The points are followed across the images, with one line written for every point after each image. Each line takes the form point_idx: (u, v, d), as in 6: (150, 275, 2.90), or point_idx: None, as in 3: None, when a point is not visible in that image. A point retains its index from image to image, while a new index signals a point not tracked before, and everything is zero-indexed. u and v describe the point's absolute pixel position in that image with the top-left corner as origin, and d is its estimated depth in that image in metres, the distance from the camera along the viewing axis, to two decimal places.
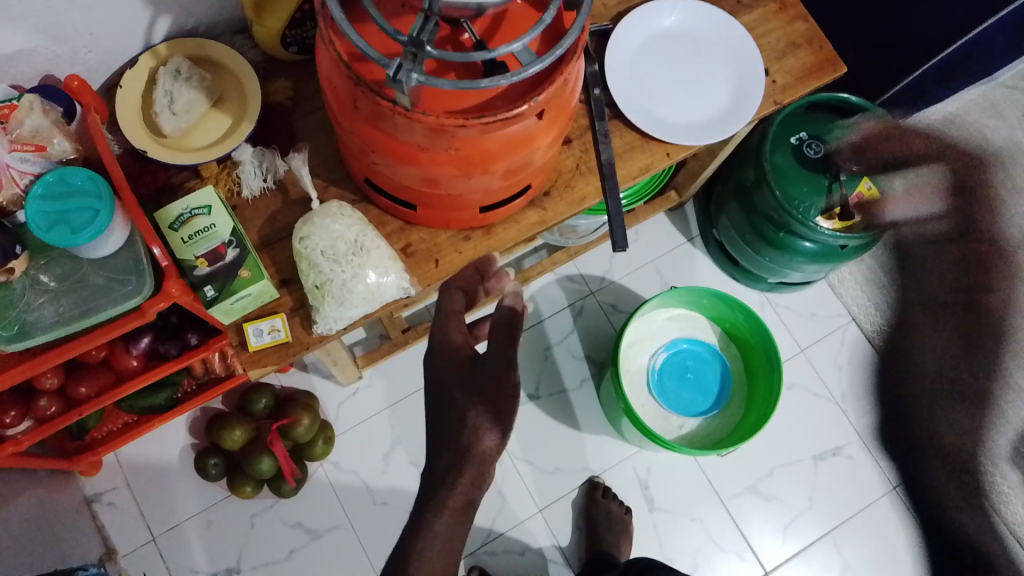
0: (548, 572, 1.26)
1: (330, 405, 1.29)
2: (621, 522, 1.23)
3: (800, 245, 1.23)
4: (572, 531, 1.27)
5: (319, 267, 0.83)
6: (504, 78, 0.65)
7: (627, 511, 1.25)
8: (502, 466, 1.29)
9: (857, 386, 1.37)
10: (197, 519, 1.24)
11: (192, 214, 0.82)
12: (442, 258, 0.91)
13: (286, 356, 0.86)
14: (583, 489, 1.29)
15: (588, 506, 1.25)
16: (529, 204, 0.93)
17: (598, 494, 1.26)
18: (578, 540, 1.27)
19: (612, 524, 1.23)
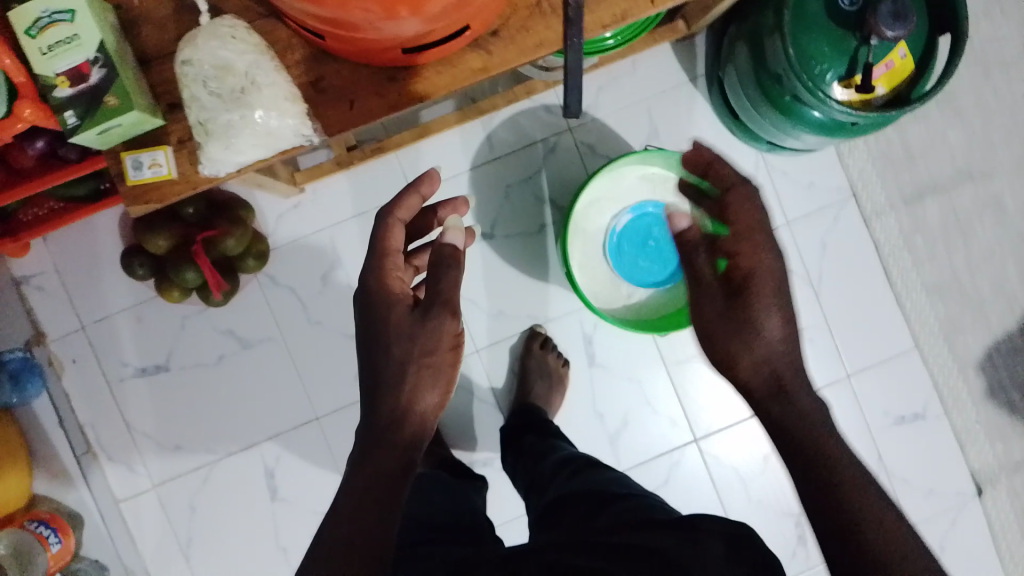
0: (478, 410, 1.25)
1: (269, 215, 1.21)
2: (556, 374, 1.20)
3: (806, 112, 1.06)
4: (506, 376, 1.25)
5: (201, 100, 0.71)
6: None
7: (564, 362, 1.22)
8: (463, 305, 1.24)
9: (836, 270, 1.27)
10: (127, 314, 1.21)
11: (51, 20, 0.68)
12: (360, 99, 0.77)
13: (169, 195, 0.76)
14: (524, 336, 1.24)
15: (524, 354, 1.21)
16: (471, 45, 0.78)
17: (536, 344, 1.21)
18: (511, 384, 1.25)
19: (544, 372, 1.19)
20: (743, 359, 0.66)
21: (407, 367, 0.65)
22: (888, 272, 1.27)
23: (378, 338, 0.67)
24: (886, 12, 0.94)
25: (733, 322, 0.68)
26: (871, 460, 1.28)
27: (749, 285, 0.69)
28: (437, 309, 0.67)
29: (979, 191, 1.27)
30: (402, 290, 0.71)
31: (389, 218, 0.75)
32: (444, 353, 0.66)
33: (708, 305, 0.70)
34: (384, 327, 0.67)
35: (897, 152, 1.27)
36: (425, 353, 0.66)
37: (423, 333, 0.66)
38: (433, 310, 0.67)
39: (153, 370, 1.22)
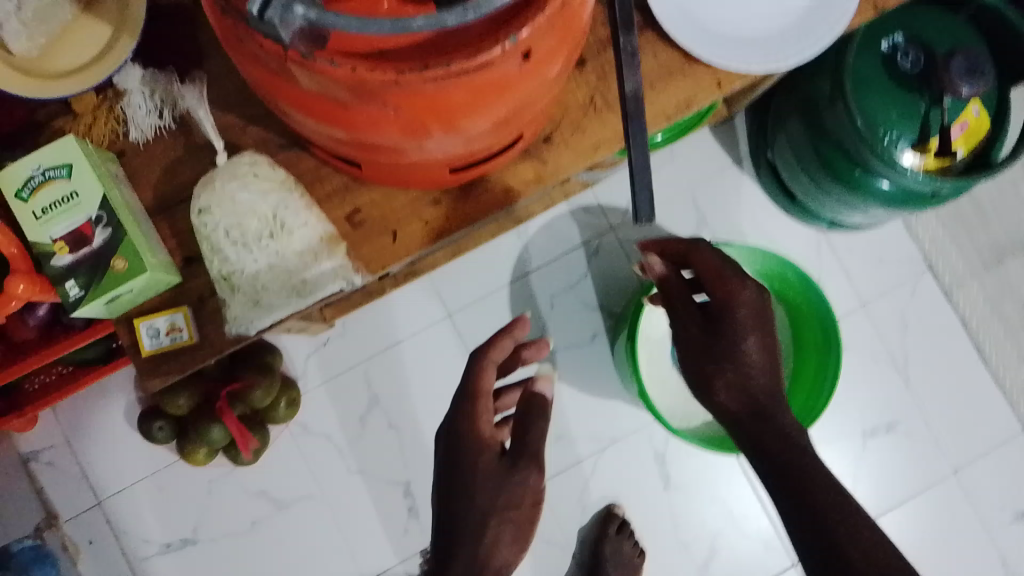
0: (546, 555, 1.10)
1: (295, 358, 1.11)
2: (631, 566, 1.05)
3: (876, 184, 0.96)
4: (571, 546, 1.10)
5: (222, 251, 0.60)
6: (452, 16, 0.39)
7: (639, 551, 1.07)
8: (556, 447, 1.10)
9: (924, 351, 1.14)
10: (147, 483, 1.09)
11: (44, 177, 0.59)
12: (402, 230, 0.67)
13: (190, 362, 0.65)
14: (596, 517, 1.10)
15: (598, 541, 1.07)
16: (520, 155, 0.69)
17: (612, 529, 1.07)
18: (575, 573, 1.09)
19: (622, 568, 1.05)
20: (717, 379, 0.63)
21: (489, 518, 0.57)
22: (981, 348, 1.15)
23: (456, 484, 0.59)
24: (960, 69, 0.87)
25: (713, 347, 0.64)
26: (996, 565, 1.12)
27: (727, 315, 0.64)
28: (524, 461, 0.60)
29: None
30: (490, 434, 0.62)
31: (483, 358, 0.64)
32: (528, 507, 0.59)
33: (688, 323, 0.66)
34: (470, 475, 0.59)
35: (968, 214, 1.16)
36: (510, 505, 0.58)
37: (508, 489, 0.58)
38: (519, 462, 0.60)
39: (178, 545, 1.08)
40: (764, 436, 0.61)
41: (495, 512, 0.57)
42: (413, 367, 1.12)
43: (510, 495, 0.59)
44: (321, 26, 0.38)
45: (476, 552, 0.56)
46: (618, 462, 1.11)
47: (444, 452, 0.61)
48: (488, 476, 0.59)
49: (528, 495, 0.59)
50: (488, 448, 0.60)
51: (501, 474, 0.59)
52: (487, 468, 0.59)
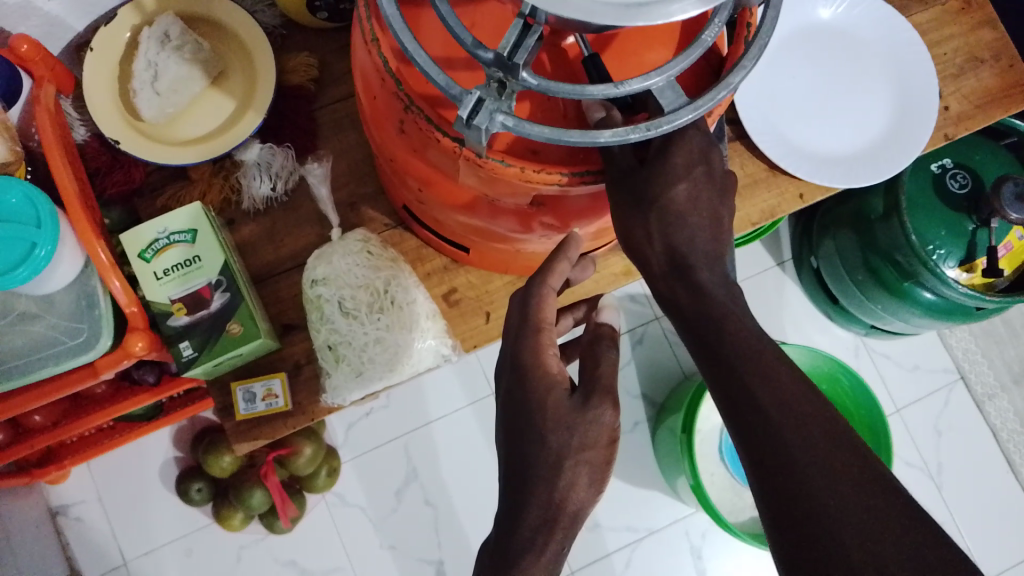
0: None
1: (338, 427, 1.10)
2: None
3: (922, 295, 0.99)
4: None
5: (333, 322, 0.62)
6: (637, 133, 0.41)
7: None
8: (604, 539, 1.10)
9: (956, 459, 1.16)
10: (176, 545, 1.07)
11: (169, 241, 0.61)
12: (495, 311, 0.69)
13: (282, 428, 0.66)
14: None
15: None
16: (614, 249, 0.72)
17: None
18: None
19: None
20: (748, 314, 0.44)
21: (562, 463, 0.49)
22: (1011, 460, 1.17)
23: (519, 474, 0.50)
24: (1009, 194, 0.91)
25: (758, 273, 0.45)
26: None
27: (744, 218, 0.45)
28: (597, 394, 0.51)
29: None
30: (558, 370, 0.52)
31: (542, 286, 0.53)
32: (603, 448, 0.50)
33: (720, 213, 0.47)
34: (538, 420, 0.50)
35: (999, 329, 1.20)
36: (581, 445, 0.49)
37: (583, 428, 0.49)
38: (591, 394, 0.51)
39: None
40: (716, 326, 0.45)
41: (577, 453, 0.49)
42: (454, 441, 1.11)
43: (585, 437, 0.49)
44: (517, 132, 0.41)
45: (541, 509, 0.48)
46: (653, 553, 1.11)
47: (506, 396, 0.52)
48: (558, 416, 0.50)
49: (606, 432, 0.50)
50: (558, 387, 0.51)
51: (570, 414, 0.50)
52: (555, 407, 0.50)
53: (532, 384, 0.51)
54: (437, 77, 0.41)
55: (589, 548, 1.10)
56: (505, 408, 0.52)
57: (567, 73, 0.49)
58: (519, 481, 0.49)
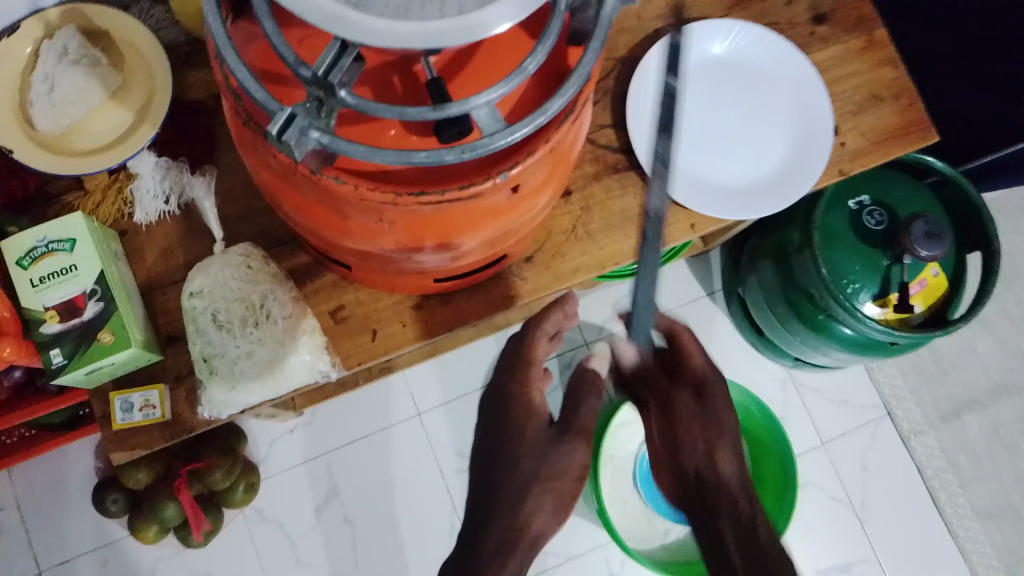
0: None
1: (261, 442, 1.10)
2: None
3: (840, 329, 1.00)
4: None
5: (207, 336, 0.63)
6: (452, 154, 0.44)
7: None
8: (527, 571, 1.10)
9: (882, 495, 1.16)
10: (91, 556, 1.06)
11: (48, 249, 0.62)
12: (382, 329, 0.70)
13: (159, 439, 0.65)
14: None
15: None
16: (504, 271, 0.72)
17: None
18: None
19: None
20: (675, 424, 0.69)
21: None
22: (936, 497, 1.16)
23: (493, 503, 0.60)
24: (920, 231, 0.92)
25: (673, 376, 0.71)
26: None
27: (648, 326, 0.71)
28: (570, 435, 0.64)
29: (1018, 406, 1.20)
30: (540, 405, 0.66)
31: (537, 330, 0.69)
32: (570, 482, 0.62)
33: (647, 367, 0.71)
34: (517, 442, 0.63)
35: (930, 366, 1.21)
36: (551, 478, 0.61)
37: (551, 461, 0.62)
38: (566, 434, 0.64)
39: None
40: None
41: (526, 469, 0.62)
42: (376, 461, 1.11)
43: (552, 468, 0.61)
44: (333, 148, 0.43)
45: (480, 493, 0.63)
46: None
47: (493, 417, 0.66)
48: (534, 444, 0.62)
49: (573, 466, 0.62)
50: (536, 417, 0.65)
51: (544, 445, 0.63)
52: (531, 438, 0.63)
53: (512, 411, 0.65)
54: (258, 95, 0.43)
55: None
56: (487, 425, 0.65)
57: (414, 94, 0.48)
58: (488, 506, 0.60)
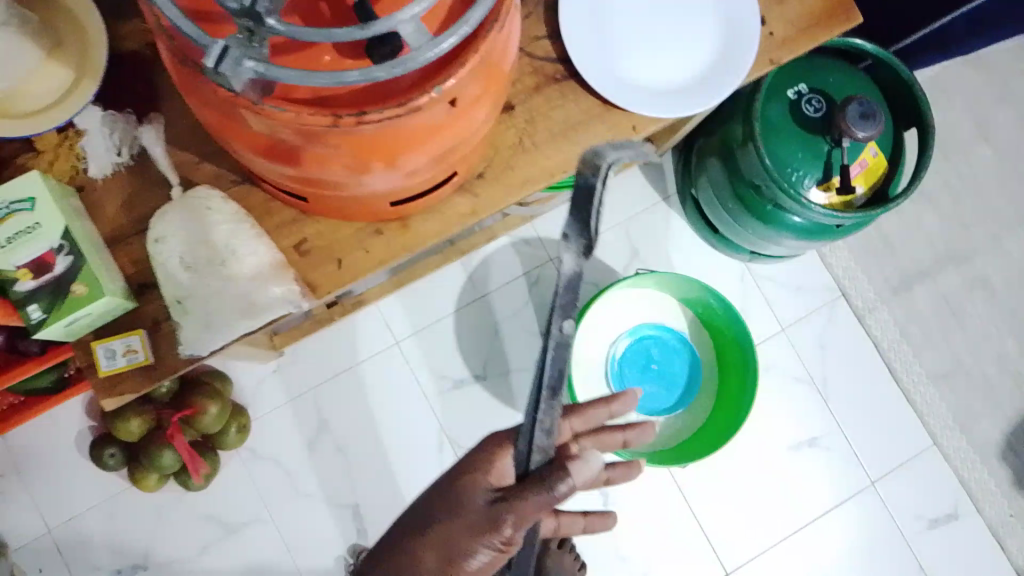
0: None
1: (246, 385, 1.13)
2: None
3: (788, 218, 1.04)
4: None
5: (178, 278, 0.66)
6: (383, 70, 0.46)
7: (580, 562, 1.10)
8: None
9: (842, 370, 1.23)
10: (97, 510, 1.10)
11: (10, 211, 0.64)
12: (347, 257, 0.73)
13: (148, 382, 0.69)
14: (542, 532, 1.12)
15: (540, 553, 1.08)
16: (457, 189, 0.75)
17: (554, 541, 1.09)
18: None
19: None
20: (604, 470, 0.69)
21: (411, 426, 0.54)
22: (892, 367, 1.23)
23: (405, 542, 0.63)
24: (855, 113, 0.96)
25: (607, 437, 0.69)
26: (913, 568, 1.19)
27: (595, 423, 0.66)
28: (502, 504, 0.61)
29: (963, 275, 1.26)
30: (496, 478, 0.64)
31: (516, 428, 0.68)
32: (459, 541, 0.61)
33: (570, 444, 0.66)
34: (453, 505, 0.63)
35: (878, 245, 1.27)
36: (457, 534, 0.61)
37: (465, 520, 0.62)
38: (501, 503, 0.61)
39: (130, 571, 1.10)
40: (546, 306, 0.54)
41: (447, 537, 0.61)
42: (360, 393, 1.15)
43: (464, 537, 0.61)
44: (269, 76, 0.45)
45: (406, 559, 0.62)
46: None
47: (443, 493, 0.65)
48: (467, 501, 0.63)
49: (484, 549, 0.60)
50: (481, 485, 0.64)
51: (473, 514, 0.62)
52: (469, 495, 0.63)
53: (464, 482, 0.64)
54: (189, 30, 0.45)
55: None
56: (435, 496, 0.65)
57: (341, 17, 0.50)
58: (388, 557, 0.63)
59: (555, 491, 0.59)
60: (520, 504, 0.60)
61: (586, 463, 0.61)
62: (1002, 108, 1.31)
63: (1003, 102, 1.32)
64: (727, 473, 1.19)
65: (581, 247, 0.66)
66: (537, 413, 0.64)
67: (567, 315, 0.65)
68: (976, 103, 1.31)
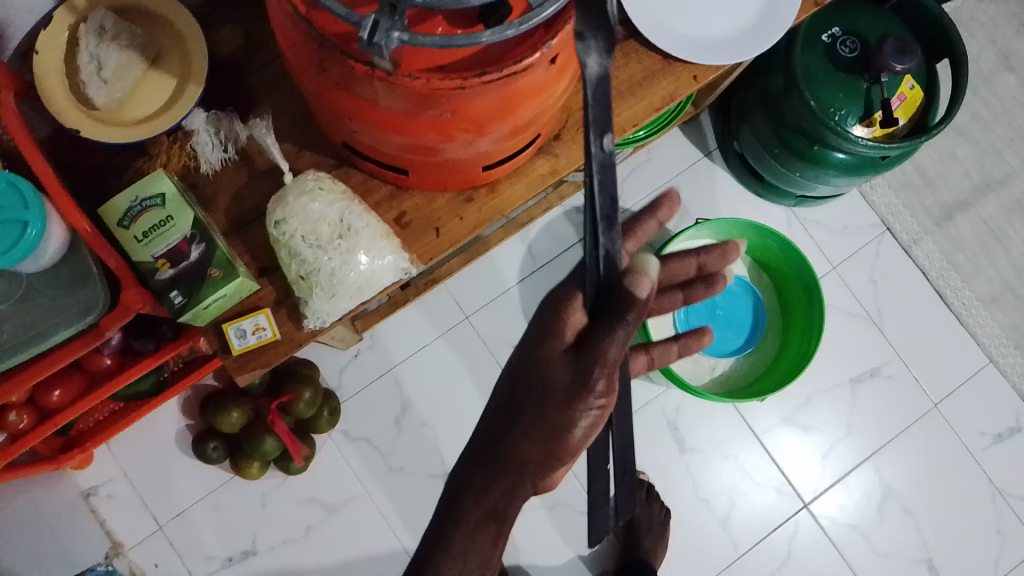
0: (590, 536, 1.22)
1: (330, 372, 1.19)
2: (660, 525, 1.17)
3: (834, 156, 1.09)
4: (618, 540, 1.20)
5: (301, 255, 0.70)
6: (511, 29, 0.51)
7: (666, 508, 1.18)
8: None
9: (895, 301, 1.27)
10: (202, 504, 1.16)
11: (143, 207, 0.69)
12: (444, 226, 0.78)
13: (276, 355, 0.75)
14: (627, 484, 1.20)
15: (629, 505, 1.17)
16: (538, 152, 0.80)
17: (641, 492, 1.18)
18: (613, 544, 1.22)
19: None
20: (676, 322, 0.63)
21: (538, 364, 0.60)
22: (943, 294, 1.28)
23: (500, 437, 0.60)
24: (891, 49, 1.00)
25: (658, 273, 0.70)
26: (983, 483, 1.24)
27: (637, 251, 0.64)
28: (589, 363, 0.58)
29: (1002, 199, 1.31)
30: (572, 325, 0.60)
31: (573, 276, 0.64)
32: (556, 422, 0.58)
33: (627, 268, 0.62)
34: (534, 369, 0.60)
35: (917, 179, 1.31)
36: (555, 413, 0.58)
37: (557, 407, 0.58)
38: (585, 358, 0.58)
39: (241, 557, 1.15)
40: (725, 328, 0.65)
41: (543, 404, 0.59)
42: (438, 369, 1.21)
43: (561, 405, 0.58)
44: (412, 44, 0.50)
45: (512, 444, 0.59)
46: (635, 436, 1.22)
47: (521, 360, 0.62)
48: (550, 367, 0.60)
49: (582, 412, 0.58)
50: (557, 342, 0.60)
51: (561, 381, 0.58)
52: (551, 360, 0.60)
53: (542, 349, 0.60)
54: (338, 10, 0.50)
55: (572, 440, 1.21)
56: (515, 377, 0.61)
57: None
58: (487, 459, 0.60)
59: (626, 321, 0.58)
60: (602, 342, 0.58)
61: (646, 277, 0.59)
62: (1021, 36, 1.35)
63: (1021, 30, 1.36)
64: (795, 410, 1.24)
65: (602, 46, 0.62)
66: (595, 240, 0.60)
67: (606, 131, 0.61)
68: (996, 34, 1.35)
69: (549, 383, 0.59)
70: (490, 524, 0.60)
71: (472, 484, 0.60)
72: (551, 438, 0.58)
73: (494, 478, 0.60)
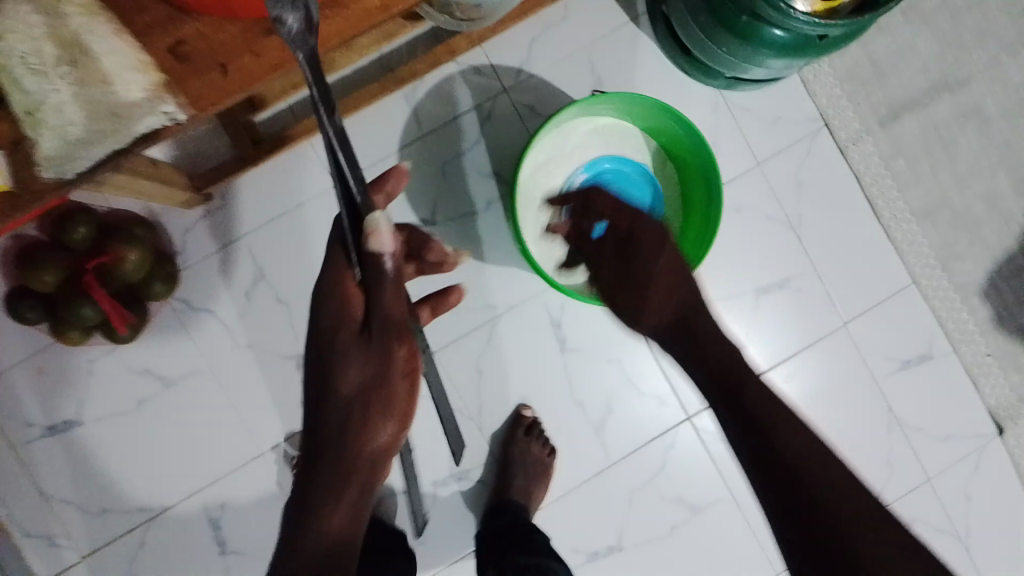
0: (468, 476, 1.12)
1: (174, 233, 1.04)
2: (538, 464, 1.08)
3: (767, 32, 0.92)
4: (484, 440, 1.12)
5: (21, 83, 0.55)
6: None
7: (548, 448, 1.10)
8: (473, 339, 1.11)
9: (818, 207, 1.14)
10: (23, 367, 1.04)
11: None
12: (235, 64, 0.62)
13: (9, 210, 0.61)
14: (508, 421, 1.12)
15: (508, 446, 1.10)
16: None
17: (521, 431, 1.10)
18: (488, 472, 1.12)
19: (527, 465, 1.08)
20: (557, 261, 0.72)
21: (332, 350, 0.61)
22: (872, 201, 1.16)
23: (323, 425, 0.62)
24: None
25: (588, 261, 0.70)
26: (882, 411, 1.16)
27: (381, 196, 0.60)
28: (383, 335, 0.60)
29: (957, 103, 1.16)
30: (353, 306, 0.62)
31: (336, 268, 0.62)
32: (372, 390, 0.60)
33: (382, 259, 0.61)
34: (331, 354, 0.61)
35: (865, 70, 1.15)
36: (373, 388, 0.61)
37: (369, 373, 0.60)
38: (376, 335, 0.60)
39: (65, 426, 1.05)
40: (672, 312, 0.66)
41: (363, 389, 0.61)
42: (298, 240, 1.06)
43: (370, 380, 0.60)
44: None
45: (352, 444, 0.61)
46: (514, 330, 1.11)
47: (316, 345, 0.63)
48: (348, 355, 0.61)
49: (395, 367, 0.61)
50: (347, 325, 0.61)
51: (361, 359, 0.61)
52: (347, 347, 0.61)
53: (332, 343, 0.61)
54: None
55: (444, 329, 1.10)
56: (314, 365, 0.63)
57: None
58: (317, 451, 0.62)
59: (388, 273, 0.58)
60: (384, 304, 0.59)
61: (382, 229, 0.56)
62: None
63: None
64: None
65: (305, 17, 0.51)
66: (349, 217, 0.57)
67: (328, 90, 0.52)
68: None
69: (354, 363, 0.61)
70: (351, 529, 0.61)
71: (319, 487, 0.61)
72: (390, 410, 0.61)
73: (347, 475, 0.61)
